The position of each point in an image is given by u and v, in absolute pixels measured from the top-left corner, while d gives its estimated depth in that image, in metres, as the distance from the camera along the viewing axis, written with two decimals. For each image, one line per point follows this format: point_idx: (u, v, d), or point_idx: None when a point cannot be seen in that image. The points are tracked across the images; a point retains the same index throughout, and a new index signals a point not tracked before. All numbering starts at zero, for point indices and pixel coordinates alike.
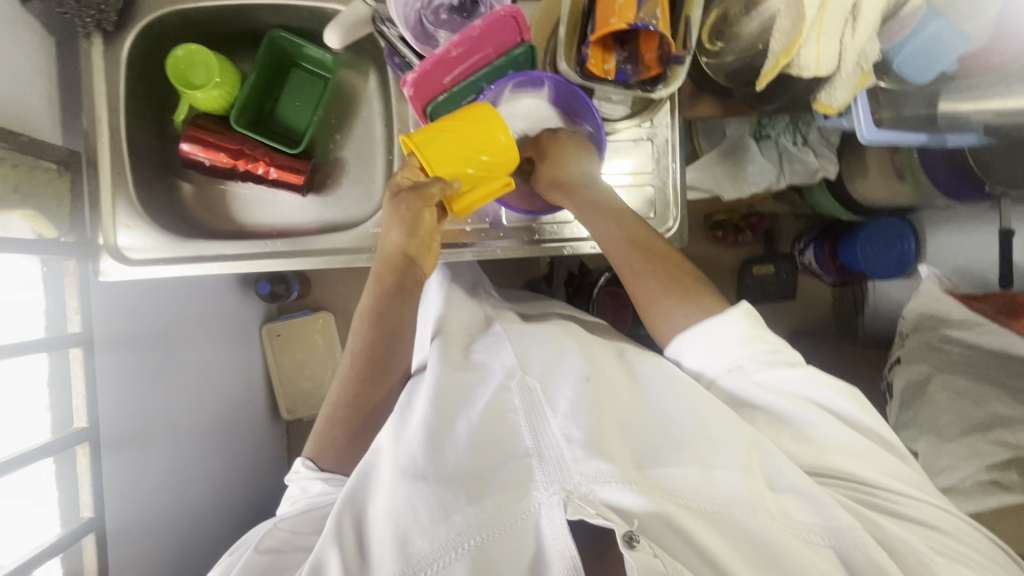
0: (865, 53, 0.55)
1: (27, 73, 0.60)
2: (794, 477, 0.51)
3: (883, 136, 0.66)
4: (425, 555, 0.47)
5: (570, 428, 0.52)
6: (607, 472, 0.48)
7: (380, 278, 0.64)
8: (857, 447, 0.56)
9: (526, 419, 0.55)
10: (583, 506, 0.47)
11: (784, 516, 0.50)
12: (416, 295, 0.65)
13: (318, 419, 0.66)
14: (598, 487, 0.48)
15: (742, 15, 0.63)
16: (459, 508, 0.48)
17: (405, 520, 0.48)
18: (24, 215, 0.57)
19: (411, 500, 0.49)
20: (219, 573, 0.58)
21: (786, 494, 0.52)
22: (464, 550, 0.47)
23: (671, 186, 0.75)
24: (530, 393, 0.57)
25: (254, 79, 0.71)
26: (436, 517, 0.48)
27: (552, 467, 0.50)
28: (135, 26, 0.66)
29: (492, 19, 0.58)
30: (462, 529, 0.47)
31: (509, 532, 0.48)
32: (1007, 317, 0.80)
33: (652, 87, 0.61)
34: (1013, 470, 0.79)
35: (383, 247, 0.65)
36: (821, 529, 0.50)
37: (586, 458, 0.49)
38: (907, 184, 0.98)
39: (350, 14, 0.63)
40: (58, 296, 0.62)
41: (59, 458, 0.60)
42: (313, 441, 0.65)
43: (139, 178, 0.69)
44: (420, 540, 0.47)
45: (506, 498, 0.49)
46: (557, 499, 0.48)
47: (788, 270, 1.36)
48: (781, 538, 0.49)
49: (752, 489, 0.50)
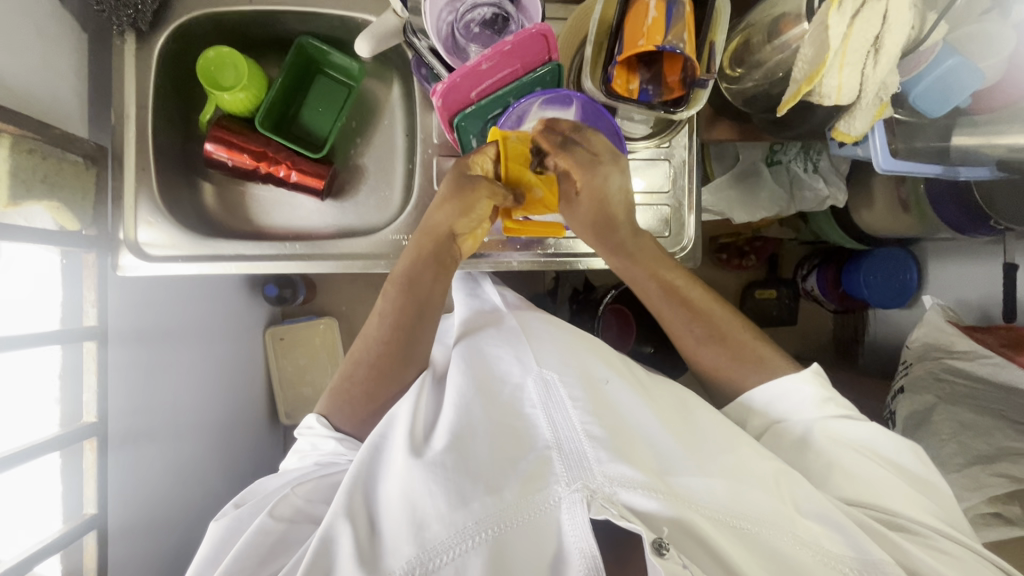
0: (885, 85, 0.58)
1: (59, 67, 0.61)
2: (817, 502, 0.53)
3: (900, 167, 0.67)
4: (441, 541, 0.48)
5: (592, 427, 0.54)
6: (631, 477, 0.50)
7: (420, 246, 0.66)
8: (881, 475, 0.58)
9: (544, 413, 0.56)
10: (606, 507, 0.48)
11: (816, 543, 0.51)
12: (449, 272, 0.68)
13: (337, 376, 0.68)
14: (621, 491, 0.50)
15: (765, 43, 0.65)
16: (477, 497, 0.49)
17: (423, 504, 0.50)
18: (49, 207, 0.57)
19: (431, 484, 0.50)
20: (229, 521, 0.57)
21: (812, 520, 0.53)
22: (482, 539, 0.48)
23: (687, 207, 0.76)
24: (548, 386, 0.58)
25: (281, 83, 0.72)
26: (455, 503, 0.49)
27: (574, 463, 0.51)
28: (169, 27, 0.67)
29: (523, 36, 0.59)
30: (480, 518, 0.49)
31: (527, 525, 0.49)
32: (1012, 350, 0.79)
33: (675, 108, 0.63)
34: (1016, 503, 0.80)
35: (428, 219, 0.67)
36: (853, 560, 0.51)
37: (611, 461, 0.51)
38: (913, 215, 0.99)
39: (381, 25, 0.64)
40: (75, 288, 0.62)
41: (67, 452, 0.60)
42: (328, 398, 0.68)
43: (163, 176, 0.70)
44: (436, 526, 0.48)
45: (525, 490, 0.50)
46: (580, 497, 0.49)
47: (790, 297, 1.39)
48: (801, 556, 0.51)
49: (776, 507, 0.52)
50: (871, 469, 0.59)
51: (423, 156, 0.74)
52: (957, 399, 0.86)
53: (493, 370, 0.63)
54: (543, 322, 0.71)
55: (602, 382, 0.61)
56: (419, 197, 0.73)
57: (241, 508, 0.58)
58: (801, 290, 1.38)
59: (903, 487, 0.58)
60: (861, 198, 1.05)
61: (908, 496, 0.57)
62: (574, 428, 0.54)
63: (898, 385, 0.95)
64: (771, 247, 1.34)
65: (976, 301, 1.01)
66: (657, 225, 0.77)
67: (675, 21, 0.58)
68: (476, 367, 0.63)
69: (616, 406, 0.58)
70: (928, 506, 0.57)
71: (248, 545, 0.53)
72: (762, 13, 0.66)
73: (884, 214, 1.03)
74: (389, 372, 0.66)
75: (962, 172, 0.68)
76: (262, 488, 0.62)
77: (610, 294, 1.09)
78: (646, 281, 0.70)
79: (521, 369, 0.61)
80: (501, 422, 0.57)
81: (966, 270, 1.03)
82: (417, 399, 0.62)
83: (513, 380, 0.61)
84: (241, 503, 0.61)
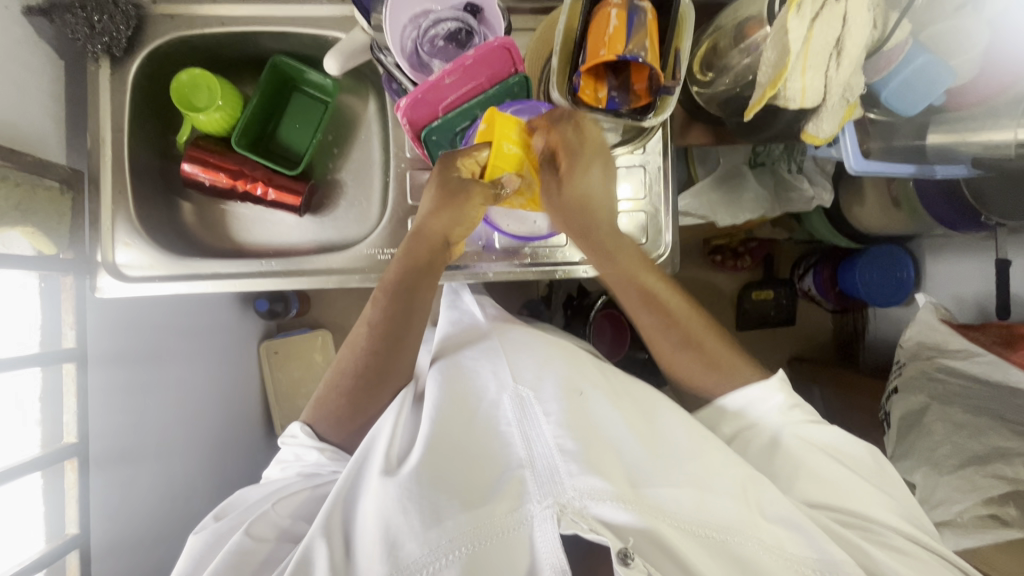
0: (850, 86, 0.57)
1: (35, 94, 0.62)
2: (783, 507, 0.53)
3: (872, 167, 0.68)
4: (415, 560, 0.47)
5: (564, 440, 0.53)
6: (601, 489, 0.49)
7: (413, 250, 0.65)
8: (846, 477, 0.58)
9: (519, 428, 0.56)
10: (576, 521, 0.48)
11: (777, 546, 0.51)
12: (437, 282, 0.67)
13: (324, 385, 0.68)
14: (591, 504, 0.49)
15: (732, 47, 0.65)
16: (451, 514, 0.49)
17: (396, 522, 0.49)
18: (24, 232, 0.58)
19: (404, 502, 0.50)
20: (204, 539, 0.57)
21: (777, 523, 0.53)
22: (455, 556, 0.48)
23: (664, 213, 0.76)
24: (523, 403, 0.58)
25: (256, 101, 0.73)
26: (427, 521, 0.49)
27: (546, 479, 0.51)
28: (142, 52, 0.68)
29: (486, 49, 0.59)
30: (454, 535, 0.48)
31: (502, 542, 0.48)
32: (1004, 347, 0.78)
33: (641, 116, 0.63)
34: (1011, 504, 0.77)
35: (422, 227, 0.65)
36: (816, 562, 0.51)
37: (581, 474, 0.50)
38: (903, 212, 0.98)
39: (349, 42, 0.66)
40: (54, 310, 0.63)
41: (48, 473, 0.60)
42: (314, 406, 0.68)
43: (140, 198, 0.71)
44: (410, 544, 0.48)
45: (501, 508, 0.50)
46: (551, 512, 0.49)
47: (789, 296, 1.38)
48: (772, 568, 0.50)
49: (741, 514, 0.52)
50: (834, 467, 0.59)
51: (397, 171, 0.74)
52: (950, 399, 0.84)
53: (470, 384, 0.63)
54: (523, 334, 0.70)
55: (579, 395, 0.60)
56: (393, 212, 0.74)
57: (220, 522, 0.58)
58: (799, 290, 1.37)
59: (867, 488, 0.58)
60: (852, 197, 1.04)
61: (875, 497, 0.57)
62: (548, 442, 0.54)
63: (892, 385, 0.93)
64: (765, 248, 1.33)
65: (973, 298, 0.99)
66: (634, 232, 0.76)
67: (637, 28, 0.58)
68: (454, 384, 0.63)
69: (593, 418, 0.58)
70: (894, 510, 0.57)
71: (227, 564, 0.52)
72: (728, 17, 0.65)
73: (875, 213, 1.02)
74: (371, 390, 0.66)
75: (938, 172, 0.70)
76: (242, 500, 0.63)
77: (601, 300, 1.09)
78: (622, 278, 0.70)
79: (497, 385, 0.61)
80: (477, 438, 0.57)
81: (965, 266, 1.00)
82: (395, 422, 0.62)
83: (490, 396, 0.61)
84: (222, 514, 0.61)
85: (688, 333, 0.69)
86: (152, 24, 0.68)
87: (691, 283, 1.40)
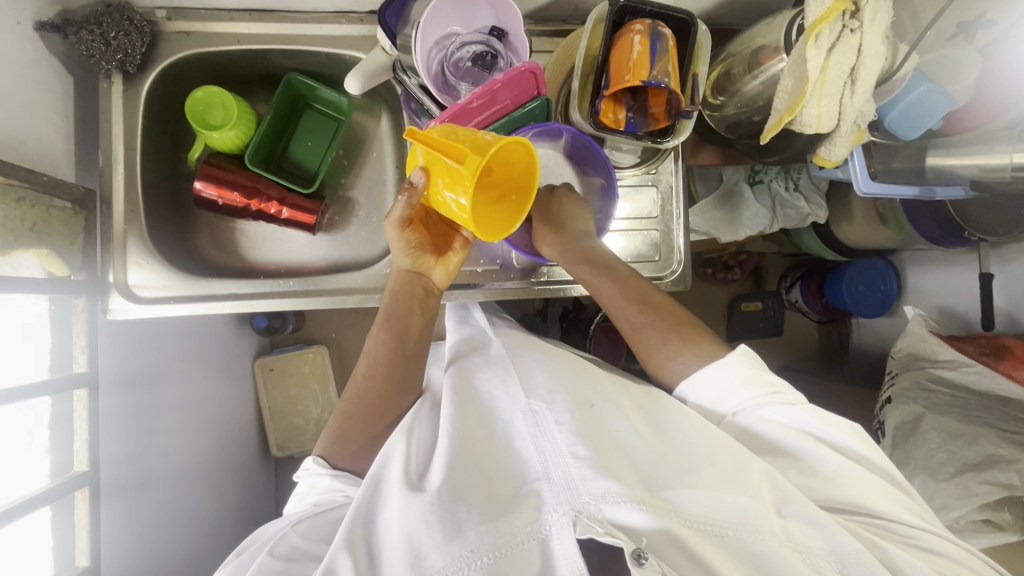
0: (863, 113, 0.60)
1: (45, 110, 0.61)
2: (802, 505, 0.53)
3: (879, 189, 0.69)
4: (437, 570, 0.47)
5: (578, 448, 0.53)
6: (615, 492, 0.49)
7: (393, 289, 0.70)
8: (850, 467, 0.57)
9: (534, 442, 0.56)
10: (592, 525, 0.48)
11: (795, 542, 0.52)
12: (425, 304, 0.70)
13: (334, 416, 0.69)
14: (607, 508, 0.49)
15: (745, 73, 0.67)
16: (472, 526, 0.49)
17: (418, 535, 0.49)
18: (38, 254, 0.56)
19: (426, 514, 0.50)
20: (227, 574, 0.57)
21: (792, 519, 0.54)
22: (476, 567, 0.47)
23: (676, 231, 0.79)
24: (535, 415, 0.59)
25: (270, 119, 0.72)
26: (449, 533, 0.49)
27: (562, 488, 0.51)
28: (156, 69, 0.67)
29: (512, 74, 0.60)
30: (475, 546, 0.48)
31: (520, 551, 0.48)
32: (992, 357, 0.83)
33: (662, 138, 0.64)
34: (1006, 509, 0.80)
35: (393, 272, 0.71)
36: (832, 556, 0.51)
37: (595, 478, 0.50)
38: (891, 228, 1.01)
39: (369, 62, 0.66)
40: (65, 334, 0.60)
41: (58, 504, 0.58)
42: (324, 441, 0.68)
43: (152, 216, 0.70)
44: (433, 556, 0.48)
45: (518, 519, 0.50)
46: (567, 518, 0.49)
47: (776, 307, 1.43)
48: (789, 561, 0.50)
49: (756, 512, 0.52)
50: (833, 461, 0.58)
51: None
52: (944, 408, 0.87)
53: (483, 404, 0.63)
54: (531, 350, 0.71)
55: (589, 405, 0.60)
56: None
57: (243, 556, 0.59)
58: (785, 301, 1.41)
59: (879, 486, 0.57)
60: (841, 214, 1.08)
61: (881, 489, 0.57)
62: (562, 451, 0.54)
63: (885, 396, 0.96)
64: (755, 261, 1.37)
65: (955, 309, 1.03)
66: (648, 249, 0.79)
67: (659, 55, 0.59)
68: (467, 402, 0.63)
69: (603, 429, 0.58)
70: (900, 501, 0.57)
71: None
72: (742, 45, 0.68)
73: (863, 228, 1.06)
74: (377, 410, 0.67)
75: (938, 192, 0.72)
76: (264, 534, 0.62)
77: (601, 315, 1.11)
78: (607, 285, 0.71)
79: (511, 403, 0.62)
80: (492, 452, 0.57)
81: (947, 280, 1.05)
82: (409, 445, 0.61)
83: (505, 413, 0.61)
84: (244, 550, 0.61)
85: (692, 339, 0.68)
86: (166, 42, 0.67)
87: (684, 295, 1.43)
